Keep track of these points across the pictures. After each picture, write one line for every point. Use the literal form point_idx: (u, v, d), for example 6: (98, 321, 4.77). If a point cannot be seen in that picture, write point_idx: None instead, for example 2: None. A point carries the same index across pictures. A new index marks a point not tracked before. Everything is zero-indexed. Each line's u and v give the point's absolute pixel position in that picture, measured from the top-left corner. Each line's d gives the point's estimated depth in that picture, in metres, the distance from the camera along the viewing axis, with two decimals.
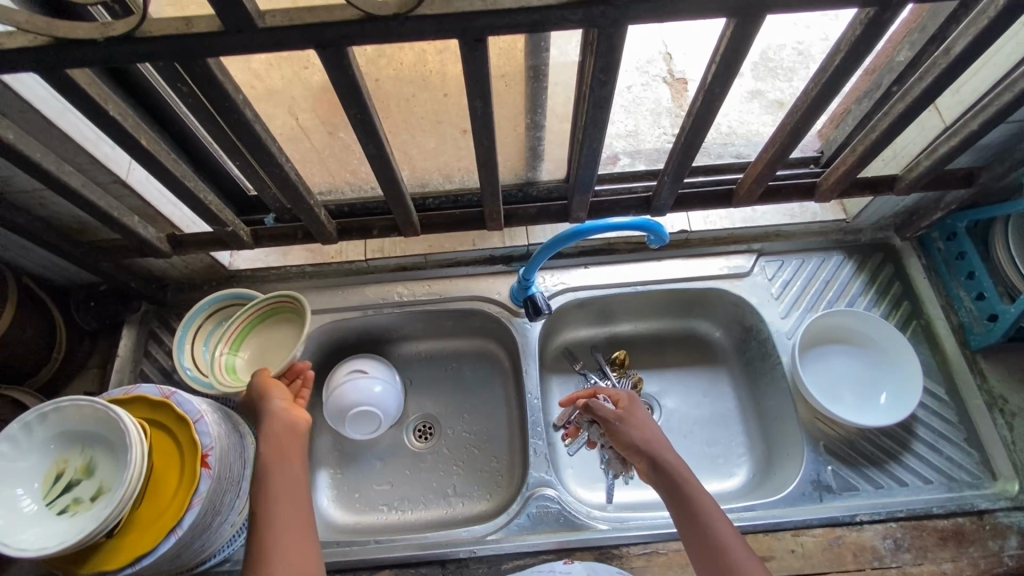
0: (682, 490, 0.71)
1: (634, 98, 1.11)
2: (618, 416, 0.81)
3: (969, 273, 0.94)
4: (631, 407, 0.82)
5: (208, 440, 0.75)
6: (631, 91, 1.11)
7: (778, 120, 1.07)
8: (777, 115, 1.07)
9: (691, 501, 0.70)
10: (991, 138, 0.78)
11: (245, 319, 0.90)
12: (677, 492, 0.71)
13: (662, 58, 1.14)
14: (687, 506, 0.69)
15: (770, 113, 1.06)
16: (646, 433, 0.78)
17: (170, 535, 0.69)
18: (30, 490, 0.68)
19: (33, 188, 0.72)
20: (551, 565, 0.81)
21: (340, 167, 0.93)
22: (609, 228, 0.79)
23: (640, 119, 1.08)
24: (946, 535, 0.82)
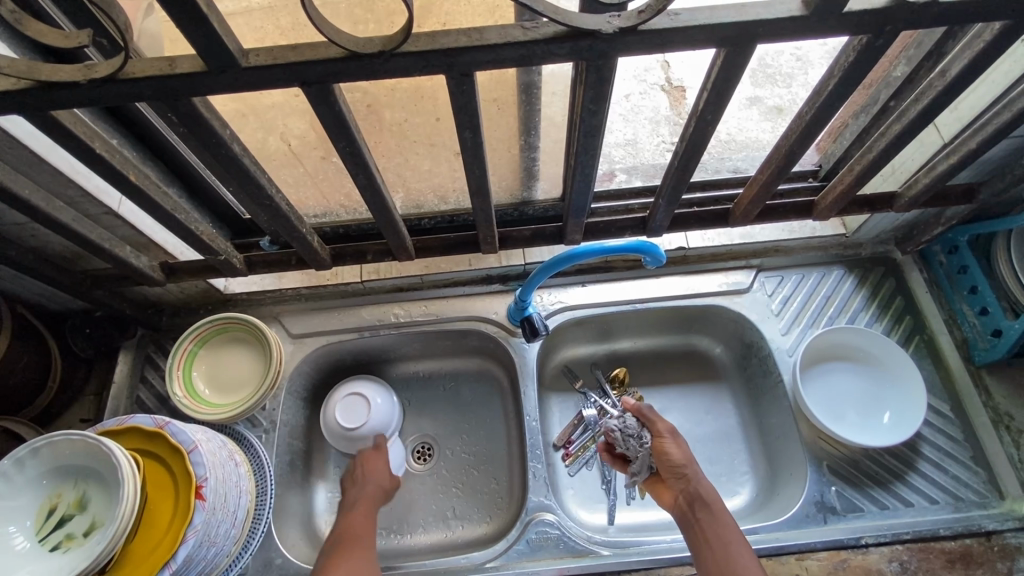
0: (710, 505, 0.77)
1: (632, 106, 1.09)
2: (665, 431, 0.86)
3: (971, 287, 0.92)
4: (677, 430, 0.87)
5: (203, 471, 0.75)
6: (630, 101, 1.09)
7: (776, 129, 1.06)
8: (776, 122, 1.06)
9: (716, 516, 0.76)
10: (991, 154, 0.77)
11: (191, 341, 0.93)
12: (705, 508, 0.77)
13: (659, 67, 1.11)
14: (711, 519, 0.75)
15: (768, 121, 1.06)
16: (688, 454, 0.83)
17: (164, 569, 0.68)
18: (23, 527, 0.67)
19: (24, 221, 0.71)
20: None
21: (334, 190, 0.92)
22: (605, 251, 0.78)
23: (639, 128, 1.08)
24: (953, 557, 0.81)
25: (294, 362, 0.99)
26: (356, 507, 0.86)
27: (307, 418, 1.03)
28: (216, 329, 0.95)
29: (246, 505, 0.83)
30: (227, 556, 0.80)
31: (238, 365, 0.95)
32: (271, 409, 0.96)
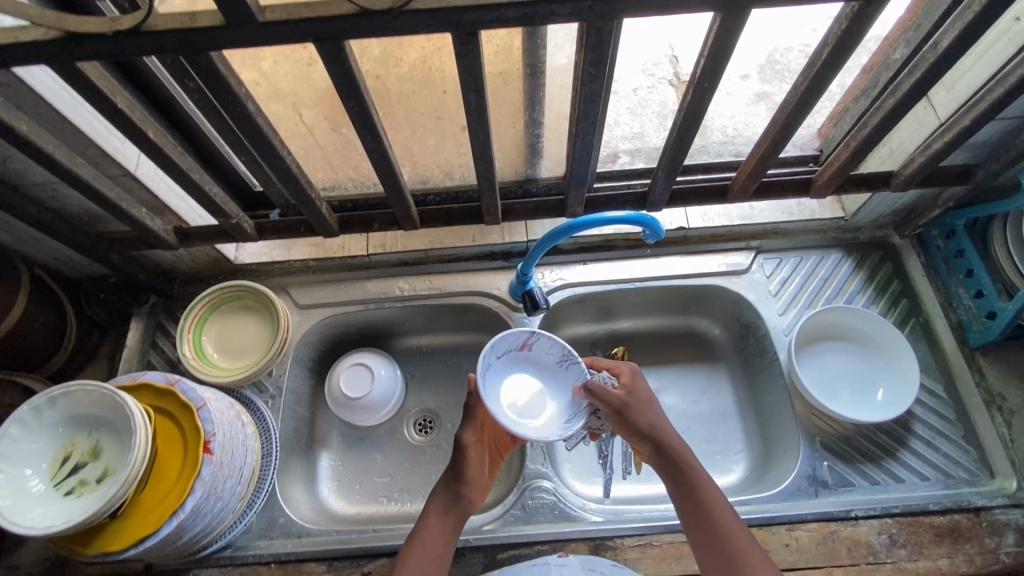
0: (688, 483, 0.70)
1: (639, 100, 1.12)
2: (621, 399, 0.75)
3: (968, 270, 0.94)
4: (636, 391, 0.76)
5: (211, 427, 0.77)
6: (637, 94, 1.12)
7: None
8: None
9: (698, 496, 0.69)
10: (985, 134, 0.79)
11: (202, 306, 0.96)
12: (684, 485, 0.70)
13: (667, 61, 1.14)
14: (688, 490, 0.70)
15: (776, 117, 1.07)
16: (653, 421, 0.74)
17: (172, 518, 0.71)
18: (39, 471, 0.70)
19: (46, 180, 0.74)
20: (546, 559, 0.81)
21: (342, 164, 0.95)
22: (605, 222, 0.80)
23: (645, 122, 1.09)
24: (942, 531, 0.82)
25: (301, 332, 1.01)
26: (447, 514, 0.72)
27: (312, 387, 1.06)
28: (226, 296, 0.98)
29: (253, 464, 0.86)
30: (233, 512, 0.83)
31: (245, 332, 0.97)
32: (277, 375, 0.99)
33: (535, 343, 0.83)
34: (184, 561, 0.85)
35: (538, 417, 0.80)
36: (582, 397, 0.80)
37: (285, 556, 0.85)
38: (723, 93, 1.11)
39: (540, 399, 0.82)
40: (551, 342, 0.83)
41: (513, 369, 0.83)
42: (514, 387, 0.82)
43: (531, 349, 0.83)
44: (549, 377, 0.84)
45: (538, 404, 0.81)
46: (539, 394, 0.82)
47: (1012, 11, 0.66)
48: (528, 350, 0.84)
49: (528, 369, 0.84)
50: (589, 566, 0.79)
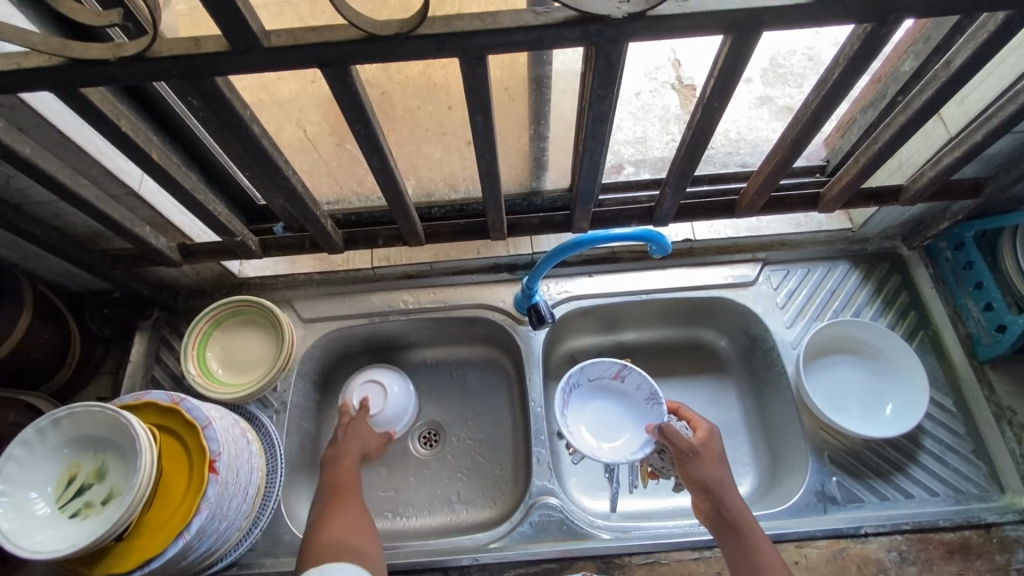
0: (745, 536, 0.71)
1: (642, 105, 1.11)
2: (690, 446, 0.78)
3: (977, 283, 0.93)
4: (706, 441, 0.79)
5: (217, 446, 0.77)
6: (639, 98, 1.11)
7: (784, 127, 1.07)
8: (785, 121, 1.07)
9: (754, 549, 0.70)
10: (996, 148, 0.78)
11: (206, 321, 0.96)
12: (740, 539, 0.71)
13: (671, 65, 1.12)
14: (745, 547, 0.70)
15: (778, 119, 1.07)
16: (719, 472, 0.76)
17: (178, 539, 0.71)
18: (43, 494, 0.69)
19: (50, 199, 0.74)
20: None
21: (347, 177, 0.94)
22: (612, 239, 0.79)
23: (649, 126, 1.09)
24: (953, 548, 0.81)
25: (305, 346, 1.01)
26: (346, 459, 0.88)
27: (317, 401, 1.05)
28: (231, 310, 0.97)
29: (257, 481, 0.85)
30: (238, 530, 0.83)
31: (250, 347, 0.97)
32: (282, 390, 0.98)
33: (627, 375, 0.91)
34: None
35: (614, 441, 0.90)
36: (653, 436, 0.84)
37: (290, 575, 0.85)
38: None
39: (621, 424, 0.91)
40: (641, 377, 0.90)
41: (604, 393, 0.94)
42: (600, 410, 0.93)
43: (621, 380, 0.93)
44: (636, 410, 0.92)
45: (615, 431, 0.90)
46: (620, 421, 0.92)
47: None
48: (621, 380, 0.93)
49: (615, 397, 0.93)
50: None
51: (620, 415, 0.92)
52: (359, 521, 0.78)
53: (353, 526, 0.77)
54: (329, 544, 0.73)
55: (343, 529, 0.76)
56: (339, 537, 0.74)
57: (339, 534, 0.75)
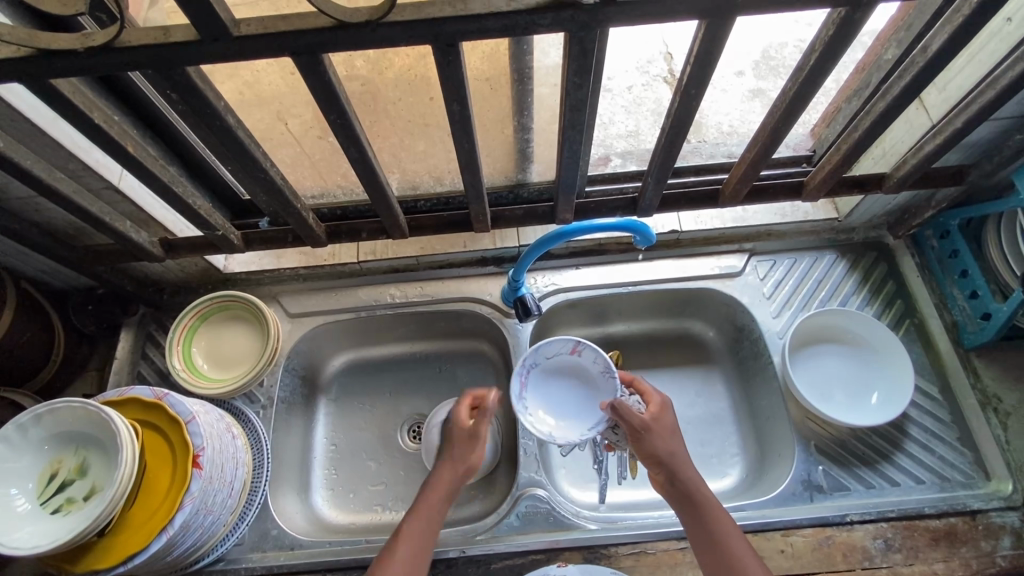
0: (702, 511, 0.73)
1: (634, 98, 1.11)
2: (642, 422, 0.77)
3: (962, 271, 0.93)
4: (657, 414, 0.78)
5: (200, 441, 0.76)
6: (631, 92, 1.11)
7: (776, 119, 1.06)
8: None
9: (711, 524, 0.72)
10: (977, 135, 0.78)
11: (191, 317, 0.95)
12: (694, 512, 0.73)
13: (662, 58, 1.13)
14: (706, 524, 0.72)
15: None
16: (670, 447, 0.76)
17: (161, 534, 0.71)
18: (25, 490, 0.69)
19: (29, 195, 0.73)
20: (546, 569, 0.80)
21: (330, 171, 0.93)
22: (596, 229, 0.79)
23: (641, 120, 1.08)
24: (938, 535, 0.82)
25: (292, 341, 1.01)
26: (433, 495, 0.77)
27: (305, 397, 1.05)
28: (216, 305, 0.97)
29: (243, 476, 0.85)
30: (224, 526, 0.83)
31: (236, 343, 0.96)
32: (268, 385, 0.98)
33: (584, 350, 0.87)
34: None
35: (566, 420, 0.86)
36: (607, 413, 0.82)
37: (277, 569, 0.85)
38: (719, 90, 1.10)
39: (575, 403, 0.87)
40: (597, 353, 0.86)
41: (560, 370, 0.89)
42: (556, 390, 0.89)
43: (579, 356, 0.88)
44: (593, 386, 0.88)
45: (572, 410, 0.87)
46: (576, 400, 0.88)
47: (1004, 11, 0.65)
48: (579, 355, 0.88)
49: (571, 374, 0.89)
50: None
51: (578, 393, 0.88)
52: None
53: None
54: None
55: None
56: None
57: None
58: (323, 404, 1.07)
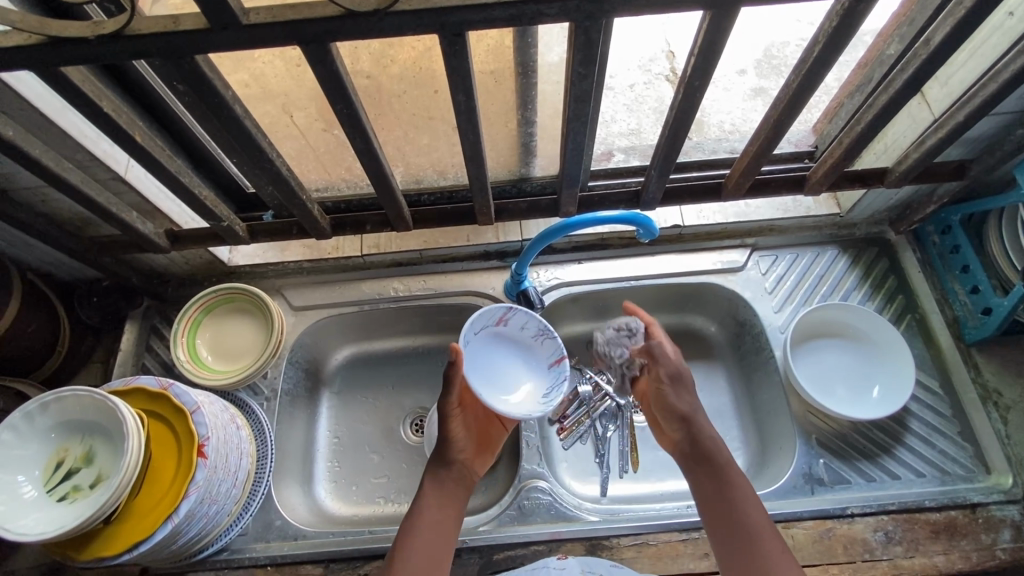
0: (719, 472, 0.70)
1: (636, 96, 1.11)
2: (671, 371, 0.80)
3: (963, 266, 0.93)
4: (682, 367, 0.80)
5: (205, 430, 0.77)
6: (634, 90, 1.12)
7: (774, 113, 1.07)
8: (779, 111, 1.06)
9: (726, 483, 0.69)
10: (979, 129, 0.79)
11: (196, 309, 0.95)
12: (710, 471, 0.71)
13: (664, 57, 1.14)
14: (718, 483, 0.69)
15: None
16: (690, 403, 0.77)
17: (166, 523, 0.72)
18: (31, 477, 0.69)
19: (36, 185, 0.74)
20: (546, 561, 0.81)
21: (335, 164, 0.94)
22: (597, 222, 0.78)
23: (643, 117, 1.08)
24: (938, 528, 0.82)
25: (295, 334, 1.01)
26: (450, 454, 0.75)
27: (308, 389, 1.06)
28: (221, 297, 0.97)
29: (247, 467, 0.86)
30: (228, 516, 0.83)
31: (240, 335, 0.97)
32: (272, 377, 0.99)
33: (512, 317, 0.85)
34: (180, 564, 0.85)
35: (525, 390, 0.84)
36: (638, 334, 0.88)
37: (281, 559, 0.85)
38: (721, 88, 1.10)
39: (520, 373, 0.85)
40: (526, 317, 0.86)
41: (491, 343, 0.85)
42: (498, 364, 0.84)
43: (506, 324, 0.86)
44: (524, 352, 0.87)
45: (518, 377, 0.85)
46: (518, 369, 0.86)
47: (1005, 6, 0.65)
48: (504, 326, 0.86)
49: (503, 344, 0.86)
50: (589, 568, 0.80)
51: (517, 362, 0.86)
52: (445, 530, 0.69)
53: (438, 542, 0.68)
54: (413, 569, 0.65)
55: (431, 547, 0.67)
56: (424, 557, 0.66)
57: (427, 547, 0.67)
58: (326, 397, 1.08)
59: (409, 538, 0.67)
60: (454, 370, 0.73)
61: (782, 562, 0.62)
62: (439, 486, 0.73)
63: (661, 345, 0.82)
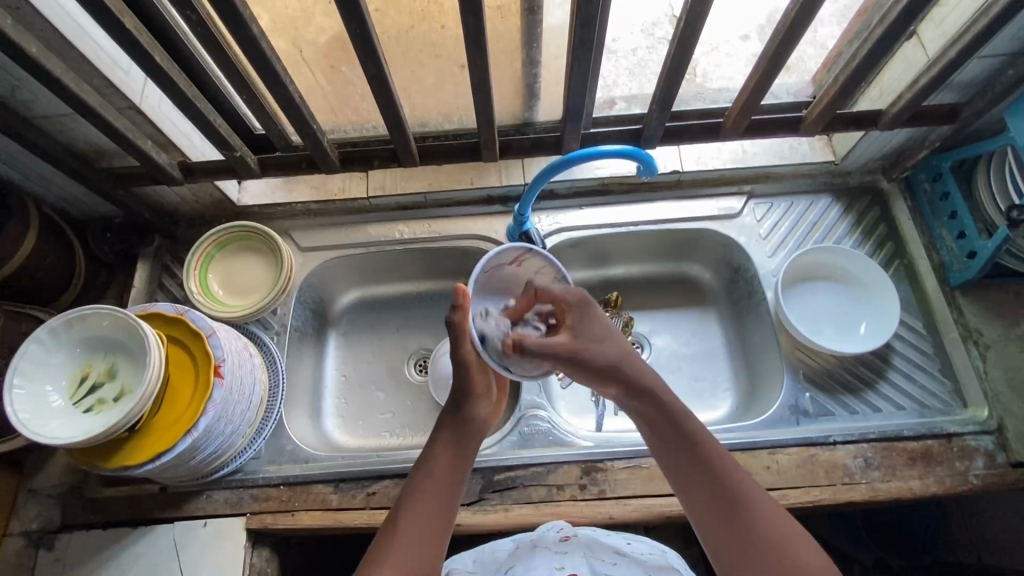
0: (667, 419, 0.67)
1: (639, 61, 1.08)
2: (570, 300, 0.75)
3: (951, 213, 0.96)
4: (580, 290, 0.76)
5: (221, 352, 0.81)
6: (635, 55, 1.08)
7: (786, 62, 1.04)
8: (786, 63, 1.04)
9: (685, 432, 0.66)
10: (970, 73, 0.81)
11: (210, 243, 0.99)
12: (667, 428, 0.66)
13: (668, 19, 1.07)
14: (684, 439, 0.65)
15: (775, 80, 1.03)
16: (605, 327, 0.74)
17: (187, 436, 0.76)
18: (58, 389, 0.73)
19: (54, 112, 0.76)
20: (546, 544, 0.74)
21: (342, 104, 0.96)
22: (599, 155, 0.81)
23: (645, 82, 1.07)
24: (915, 455, 0.87)
25: (303, 273, 1.04)
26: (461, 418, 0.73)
27: (317, 329, 1.09)
28: (234, 235, 1.00)
29: (261, 392, 0.90)
30: (243, 437, 0.88)
31: (249, 272, 1.00)
32: (282, 314, 1.02)
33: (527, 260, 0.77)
34: (197, 483, 0.89)
35: None
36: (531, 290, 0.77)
37: (293, 479, 0.89)
38: (724, 54, 1.06)
39: None
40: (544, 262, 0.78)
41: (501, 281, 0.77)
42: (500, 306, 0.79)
43: (520, 265, 0.77)
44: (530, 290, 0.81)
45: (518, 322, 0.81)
46: None
47: None
48: (517, 266, 0.78)
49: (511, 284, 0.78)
50: (591, 551, 0.72)
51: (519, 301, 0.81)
52: (445, 499, 0.67)
53: (439, 510, 0.66)
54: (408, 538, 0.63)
55: (430, 516, 0.65)
56: (421, 527, 0.64)
57: (427, 516, 0.65)
58: (333, 338, 1.12)
59: (417, 497, 0.67)
60: (461, 314, 0.73)
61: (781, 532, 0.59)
62: (448, 442, 0.71)
63: (558, 285, 0.78)
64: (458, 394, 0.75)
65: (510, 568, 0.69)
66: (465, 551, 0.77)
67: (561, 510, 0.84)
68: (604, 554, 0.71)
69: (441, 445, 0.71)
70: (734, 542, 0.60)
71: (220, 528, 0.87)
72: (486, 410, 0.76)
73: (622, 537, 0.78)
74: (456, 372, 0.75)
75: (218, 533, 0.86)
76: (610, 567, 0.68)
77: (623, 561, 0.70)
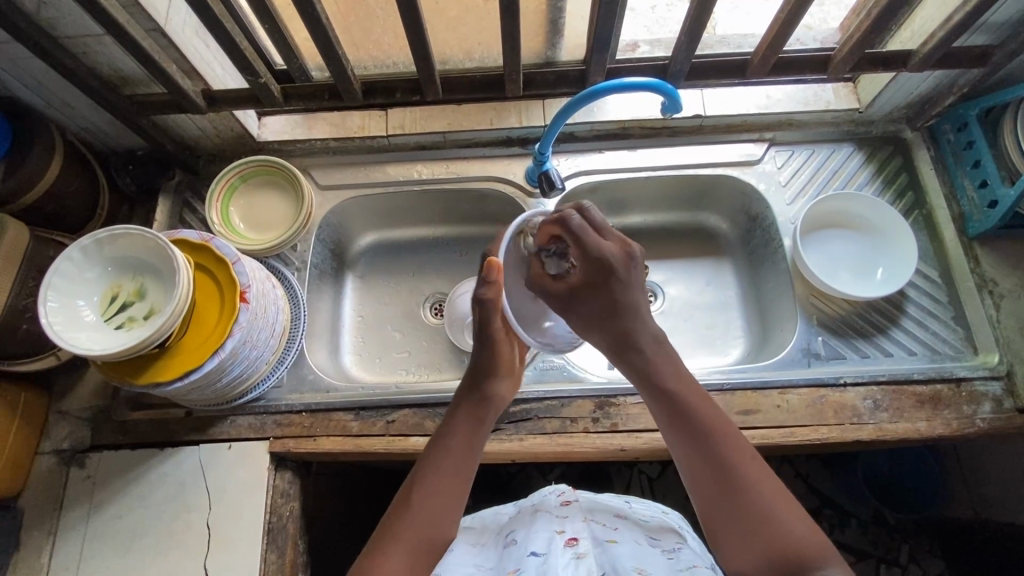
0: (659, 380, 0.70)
1: (658, 18, 1.03)
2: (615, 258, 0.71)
3: (975, 161, 0.95)
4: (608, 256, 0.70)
5: (246, 278, 0.82)
6: (655, 11, 1.03)
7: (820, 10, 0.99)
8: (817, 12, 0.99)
9: (679, 397, 0.69)
10: (1004, 11, 0.80)
11: (233, 175, 1.00)
12: (662, 393, 0.70)
13: None
14: (682, 408, 0.69)
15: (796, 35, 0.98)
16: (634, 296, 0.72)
17: (214, 356, 0.78)
18: (90, 306, 0.75)
19: (79, 32, 0.76)
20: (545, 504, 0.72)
21: (363, 38, 0.94)
22: (624, 87, 0.81)
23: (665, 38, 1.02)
24: (923, 399, 0.88)
25: (323, 211, 1.05)
26: (479, 397, 0.77)
27: (335, 269, 1.11)
28: (258, 168, 1.01)
29: (284, 321, 0.92)
30: (266, 364, 0.90)
31: (270, 207, 1.02)
32: (302, 250, 1.03)
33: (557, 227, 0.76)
34: (222, 408, 0.92)
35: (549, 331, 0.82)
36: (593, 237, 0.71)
37: (314, 406, 0.92)
38: (744, 11, 1.02)
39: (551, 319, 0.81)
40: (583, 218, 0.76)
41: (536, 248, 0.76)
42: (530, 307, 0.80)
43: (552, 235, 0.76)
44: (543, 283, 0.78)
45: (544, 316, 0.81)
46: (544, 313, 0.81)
47: None
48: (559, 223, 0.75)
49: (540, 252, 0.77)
50: (592, 516, 0.71)
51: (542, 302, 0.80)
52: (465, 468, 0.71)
53: (459, 479, 0.70)
54: (428, 504, 0.67)
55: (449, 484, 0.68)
56: (440, 495, 0.67)
57: (446, 484, 0.68)
58: (350, 278, 1.13)
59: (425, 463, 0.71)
60: (490, 290, 0.75)
61: (777, 500, 0.63)
62: (469, 416, 0.75)
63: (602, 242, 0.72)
64: (480, 371, 0.78)
65: (511, 533, 0.70)
66: (468, 514, 0.80)
67: (573, 441, 0.87)
68: (604, 519, 0.70)
69: (460, 417, 0.75)
70: (722, 501, 0.64)
71: (244, 451, 0.90)
72: (506, 387, 0.79)
73: (624, 500, 0.80)
74: (479, 348, 0.78)
75: (242, 455, 0.89)
76: (612, 533, 0.68)
77: (624, 525, 0.70)
